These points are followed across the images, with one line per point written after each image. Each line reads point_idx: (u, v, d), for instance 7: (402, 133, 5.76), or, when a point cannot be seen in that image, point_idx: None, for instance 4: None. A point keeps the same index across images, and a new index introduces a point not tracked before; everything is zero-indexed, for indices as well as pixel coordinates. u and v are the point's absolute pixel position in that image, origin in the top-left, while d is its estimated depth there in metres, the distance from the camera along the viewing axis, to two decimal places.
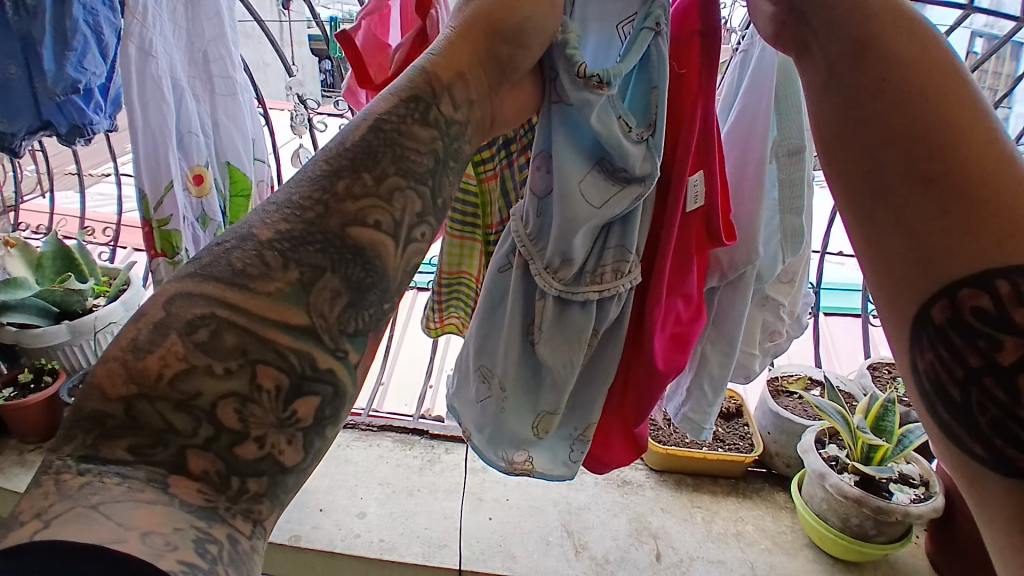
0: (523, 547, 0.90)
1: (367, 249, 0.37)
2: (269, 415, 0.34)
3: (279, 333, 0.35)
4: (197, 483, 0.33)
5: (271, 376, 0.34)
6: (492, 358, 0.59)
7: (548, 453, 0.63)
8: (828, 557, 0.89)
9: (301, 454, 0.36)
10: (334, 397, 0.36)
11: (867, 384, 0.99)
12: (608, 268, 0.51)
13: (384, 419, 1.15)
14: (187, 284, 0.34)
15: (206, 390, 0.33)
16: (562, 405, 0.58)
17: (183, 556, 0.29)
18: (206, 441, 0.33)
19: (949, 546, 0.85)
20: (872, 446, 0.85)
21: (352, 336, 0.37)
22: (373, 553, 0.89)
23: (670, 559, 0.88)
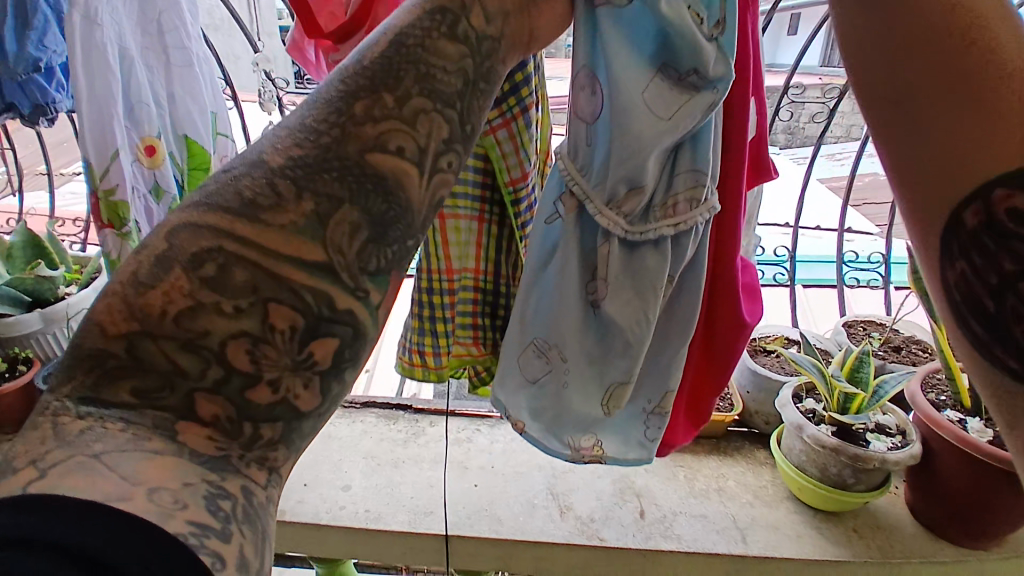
0: (508, 510, 0.91)
1: (388, 178, 0.37)
2: (284, 357, 0.35)
3: (292, 269, 0.35)
4: (208, 430, 0.34)
5: (284, 316, 0.35)
6: (546, 332, 0.58)
7: (618, 438, 0.66)
8: (810, 509, 0.90)
9: (317, 399, 0.37)
10: (353, 339, 0.37)
11: (842, 340, 1.01)
12: (682, 198, 0.52)
13: (367, 396, 1.15)
14: (193, 216, 0.34)
15: (214, 330, 0.34)
16: (634, 375, 0.58)
17: (190, 517, 0.31)
18: (216, 385, 0.34)
19: (928, 490, 0.84)
20: (848, 395, 0.86)
21: (373, 274, 0.37)
22: (359, 523, 0.89)
23: (654, 516, 0.90)
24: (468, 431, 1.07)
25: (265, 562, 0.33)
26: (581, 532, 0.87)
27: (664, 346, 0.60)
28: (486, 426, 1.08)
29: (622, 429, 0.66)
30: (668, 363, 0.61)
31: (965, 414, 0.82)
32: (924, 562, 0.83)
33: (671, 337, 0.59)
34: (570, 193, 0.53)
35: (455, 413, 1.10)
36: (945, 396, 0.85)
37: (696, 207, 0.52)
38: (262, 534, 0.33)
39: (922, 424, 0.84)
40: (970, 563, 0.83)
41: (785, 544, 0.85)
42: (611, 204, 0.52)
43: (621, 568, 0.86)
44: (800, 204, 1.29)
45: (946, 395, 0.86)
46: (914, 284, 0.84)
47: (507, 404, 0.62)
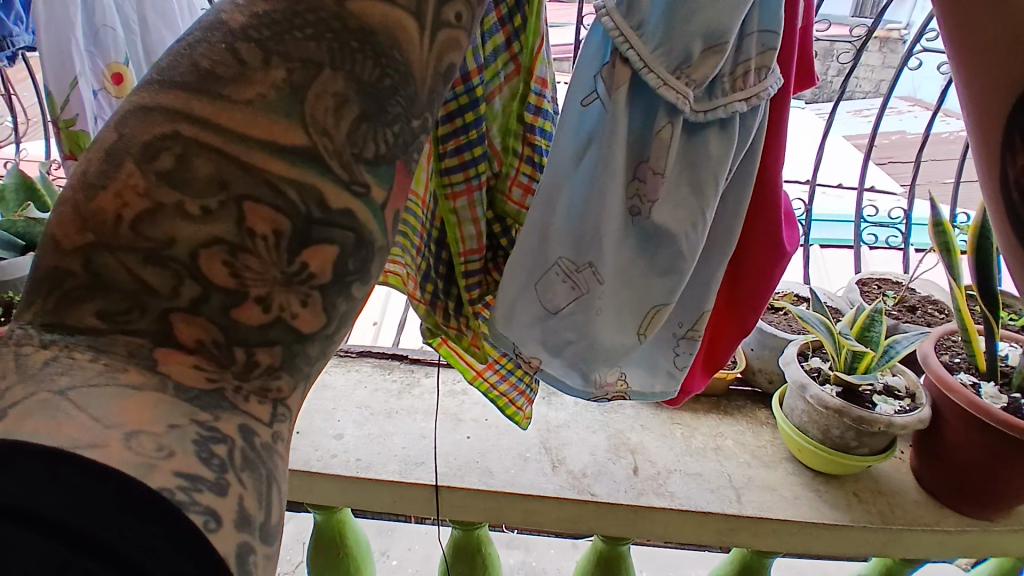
0: (499, 463, 0.90)
1: (379, 35, 0.31)
2: (272, 269, 0.31)
3: (267, 157, 0.30)
4: (193, 359, 0.31)
5: (265, 218, 0.30)
6: (573, 251, 0.59)
7: (642, 376, 0.68)
8: (809, 470, 0.88)
9: (321, 318, 0.33)
10: (356, 246, 0.32)
11: (855, 298, 0.96)
12: (753, 68, 0.52)
13: (363, 345, 1.14)
14: (145, 99, 0.29)
15: (182, 238, 0.30)
16: (675, 298, 0.60)
17: (178, 468, 0.28)
18: (194, 304, 0.31)
19: (932, 456, 0.82)
20: (856, 355, 0.81)
21: (372, 164, 0.32)
22: (350, 471, 0.88)
23: (648, 472, 0.88)
24: (463, 383, 1.05)
25: (273, 512, 0.31)
26: (573, 487, 0.86)
27: (709, 259, 0.61)
28: None
29: (651, 361, 0.68)
30: (707, 278, 0.62)
31: (979, 377, 0.78)
32: (924, 530, 0.80)
33: (721, 240, 0.60)
34: (623, 60, 0.52)
35: (450, 364, 1.09)
36: (960, 358, 0.82)
37: (765, 76, 0.52)
38: (267, 480, 0.31)
39: (932, 387, 0.80)
40: (975, 532, 0.81)
41: (781, 505, 0.83)
42: (679, 72, 0.52)
43: (611, 522, 0.85)
44: (818, 161, 1.21)
45: (960, 356, 0.82)
46: (936, 240, 0.79)
47: (520, 340, 0.63)
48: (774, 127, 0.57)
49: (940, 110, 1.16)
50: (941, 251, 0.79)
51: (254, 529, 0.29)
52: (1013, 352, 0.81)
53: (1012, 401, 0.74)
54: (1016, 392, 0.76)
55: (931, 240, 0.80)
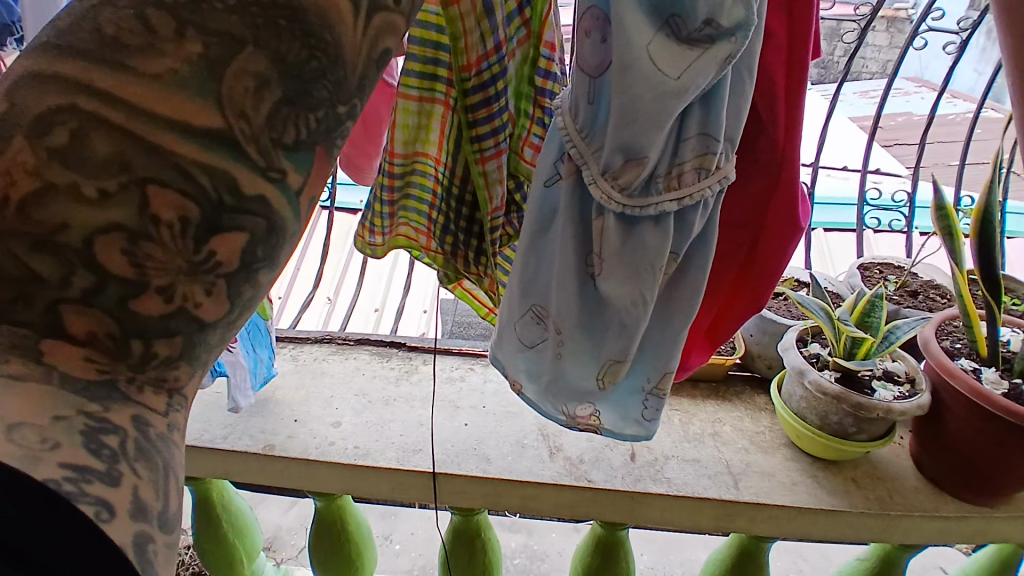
0: (497, 450, 0.90)
1: (310, 14, 0.30)
2: (177, 258, 0.34)
3: (175, 138, 0.32)
4: (85, 351, 0.36)
5: (171, 206, 0.33)
6: (545, 297, 0.59)
7: (617, 411, 0.64)
8: (806, 456, 0.88)
9: (225, 306, 0.36)
10: (267, 235, 0.34)
11: (856, 284, 0.94)
12: (689, 165, 0.49)
13: (361, 333, 1.14)
14: (44, 66, 0.31)
15: (74, 224, 0.33)
16: (628, 356, 0.57)
17: (65, 460, 0.32)
18: (86, 295, 0.34)
19: (934, 444, 0.81)
20: (856, 340, 0.80)
21: (291, 150, 0.33)
22: (347, 459, 0.88)
23: (645, 459, 0.88)
24: (460, 370, 1.05)
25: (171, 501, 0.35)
26: (570, 473, 0.86)
27: (662, 320, 0.57)
28: (480, 364, 1.07)
29: (622, 405, 0.64)
30: (671, 343, 0.57)
31: (980, 363, 0.77)
32: (924, 516, 0.80)
33: (671, 316, 0.56)
34: (568, 157, 0.52)
35: (448, 352, 1.09)
36: (960, 344, 0.81)
37: (705, 177, 0.49)
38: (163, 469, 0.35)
39: (932, 372, 0.78)
40: (975, 520, 0.81)
41: (777, 491, 0.83)
42: (609, 175, 0.50)
43: (610, 509, 0.85)
44: (822, 142, 1.18)
45: (961, 342, 0.81)
46: (939, 225, 0.78)
47: (507, 364, 0.64)
48: (789, 163, 0.52)
49: (945, 91, 1.13)
50: (944, 237, 0.78)
51: (153, 519, 0.33)
52: (1015, 338, 0.80)
53: (1014, 386, 0.73)
54: (1018, 378, 0.75)
55: (933, 224, 0.78)
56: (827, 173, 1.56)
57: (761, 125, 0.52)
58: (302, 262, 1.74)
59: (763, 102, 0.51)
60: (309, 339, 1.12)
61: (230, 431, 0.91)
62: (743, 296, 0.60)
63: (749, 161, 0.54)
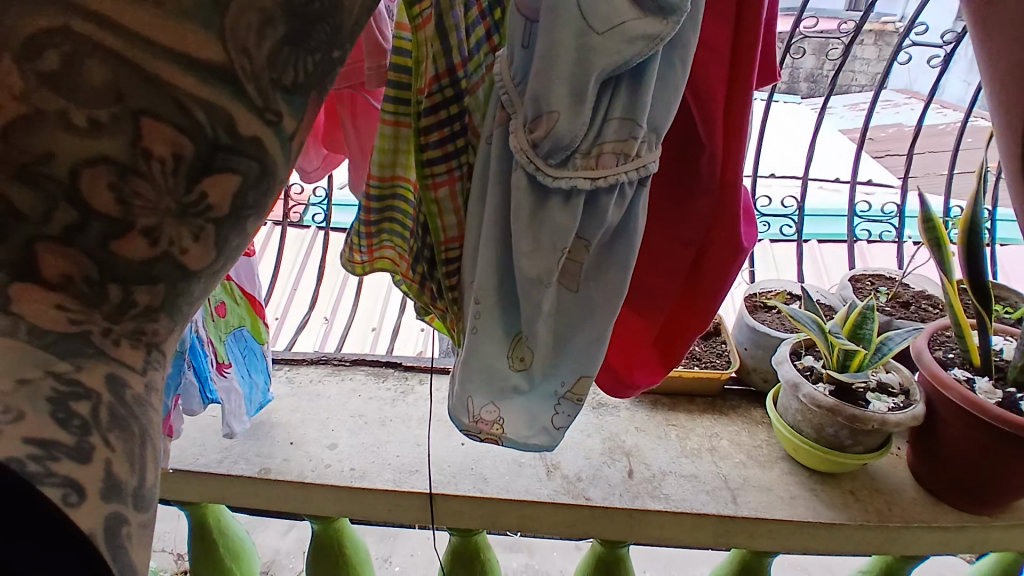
0: (494, 469, 0.90)
1: None
2: (170, 198, 0.34)
3: (175, 68, 0.31)
4: (54, 296, 0.34)
5: (166, 141, 0.33)
6: (468, 264, 0.56)
7: (523, 415, 0.61)
8: (805, 469, 0.87)
9: (210, 252, 0.36)
10: (260, 174, 0.36)
11: (848, 295, 0.95)
12: (608, 147, 0.48)
13: (356, 354, 1.14)
14: None
15: (61, 154, 0.32)
16: (535, 332, 0.56)
17: (28, 435, 0.29)
18: (65, 234, 0.33)
19: (930, 454, 0.81)
20: (848, 353, 0.80)
21: (289, 92, 0.35)
22: (344, 481, 0.88)
23: (642, 475, 0.87)
24: None
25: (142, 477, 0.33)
26: (567, 491, 0.85)
27: (583, 317, 0.56)
28: None
29: (532, 407, 0.61)
30: (597, 327, 0.55)
31: (973, 372, 0.77)
32: (923, 527, 0.80)
33: (591, 313, 0.55)
34: (502, 107, 0.49)
35: (444, 370, 1.08)
36: (953, 353, 0.81)
37: (623, 163, 0.48)
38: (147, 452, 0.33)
39: (927, 383, 0.79)
40: (972, 529, 0.80)
41: (776, 505, 0.83)
42: (534, 125, 0.47)
43: (609, 526, 0.85)
44: (811, 155, 1.19)
45: (954, 352, 0.81)
46: (926, 236, 0.78)
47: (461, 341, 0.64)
48: (728, 163, 0.53)
49: (931, 102, 1.14)
50: (932, 246, 0.78)
51: (127, 497, 0.31)
52: (1008, 346, 0.80)
53: (1008, 395, 0.73)
54: (1011, 387, 0.75)
55: (921, 235, 0.79)
56: (819, 185, 1.57)
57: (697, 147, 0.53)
58: (299, 285, 1.74)
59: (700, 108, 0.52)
60: (305, 360, 1.11)
61: (225, 455, 0.91)
62: (693, 300, 0.60)
63: (694, 184, 0.55)
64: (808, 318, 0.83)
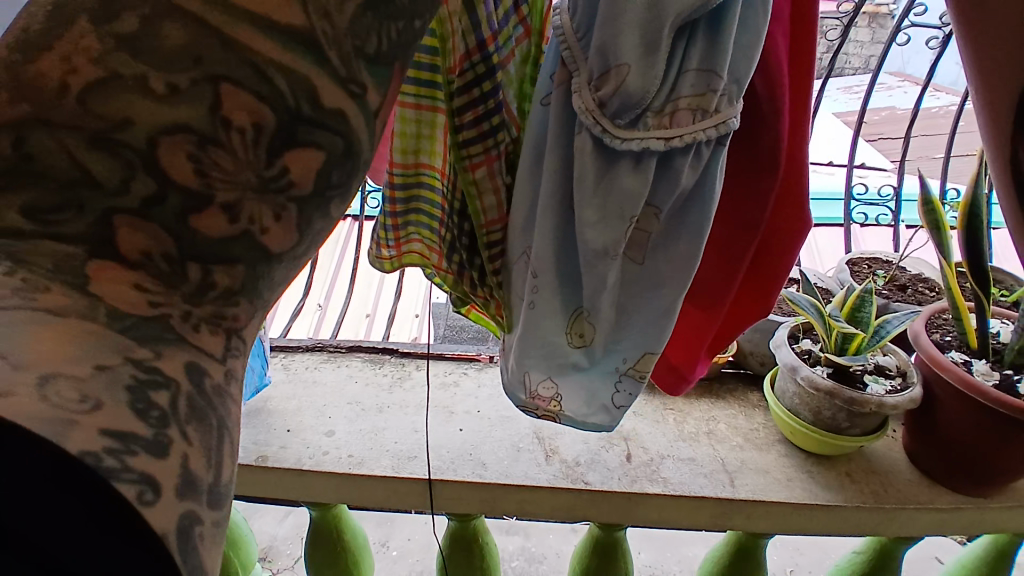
0: (492, 455, 0.90)
1: None
2: (250, 169, 0.34)
3: (258, 35, 0.31)
4: (133, 278, 0.33)
5: (245, 110, 0.32)
6: (523, 233, 0.58)
7: (585, 395, 0.65)
8: (801, 451, 0.88)
9: (289, 235, 0.37)
10: (341, 153, 0.36)
11: (845, 279, 0.95)
12: (686, 104, 0.48)
13: (352, 341, 1.13)
14: None
15: (140, 121, 0.32)
16: (599, 308, 0.58)
17: (103, 426, 0.27)
18: (146, 205, 0.33)
19: (928, 436, 0.81)
20: (847, 336, 0.80)
21: (372, 60, 0.35)
22: (341, 468, 0.87)
23: (640, 459, 0.88)
24: (454, 375, 1.05)
25: (221, 471, 0.32)
26: (566, 476, 0.86)
27: (650, 289, 0.57)
28: (473, 369, 1.06)
29: (592, 383, 0.64)
30: (665, 297, 0.56)
31: (970, 355, 0.78)
32: (919, 508, 0.81)
33: (660, 283, 0.56)
34: (563, 65, 0.51)
35: (441, 356, 1.08)
36: (951, 336, 0.81)
37: (701, 118, 0.48)
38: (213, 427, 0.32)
39: (924, 365, 0.79)
40: (969, 510, 0.81)
41: (774, 487, 0.83)
42: (596, 83, 0.49)
43: (607, 510, 0.85)
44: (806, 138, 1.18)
45: (952, 334, 0.81)
46: (926, 218, 0.78)
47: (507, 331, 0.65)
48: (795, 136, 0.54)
49: (929, 84, 1.12)
50: (931, 229, 0.78)
51: (201, 493, 0.30)
52: (1005, 329, 0.81)
53: (1005, 377, 0.74)
54: (1008, 368, 0.75)
55: (920, 218, 0.78)
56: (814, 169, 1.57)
57: (763, 125, 0.52)
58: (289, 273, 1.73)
59: (764, 80, 0.51)
60: (300, 348, 1.11)
61: None
62: (753, 288, 0.61)
63: (753, 165, 0.53)
64: (807, 302, 0.82)
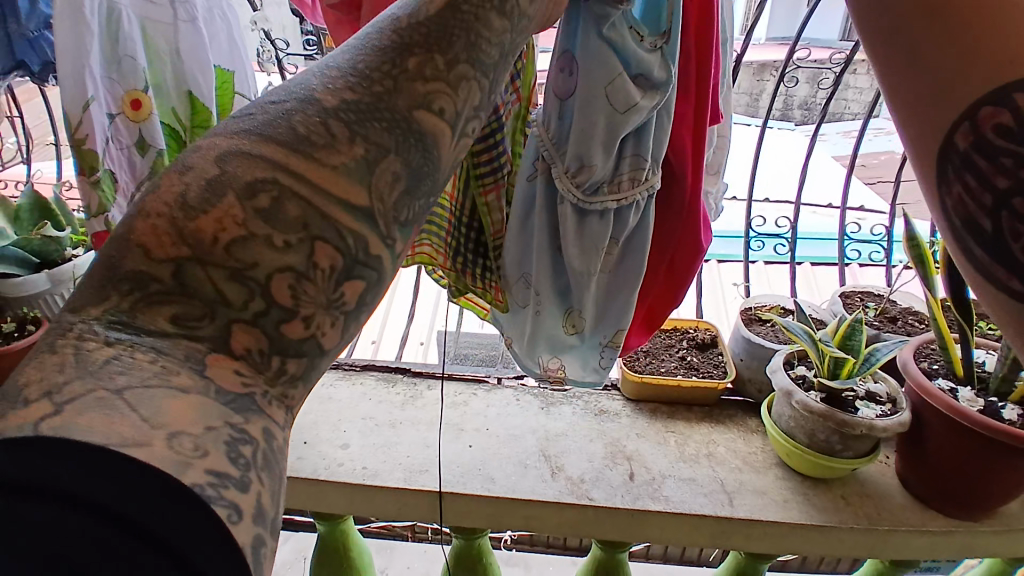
0: (501, 470, 0.93)
1: (428, 136, 0.35)
2: (321, 295, 0.31)
3: (338, 210, 0.32)
4: (236, 364, 0.30)
5: (328, 257, 0.31)
6: (519, 265, 0.68)
7: (577, 360, 0.75)
8: (797, 475, 0.91)
9: (340, 339, 0.33)
10: (377, 285, 0.34)
11: (838, 310, 1.00)
12: (626, 177, 0.61)
13: (366, 359, 1.18)
14: (243, 145, 0.31)
15: (262, 263, 0.30)
16: (585, 309, 0.69)
17: (210, 466, 0.25)
18: (254, 316, 0.30)
19: (919, 461, 0.85)
20: (838, 361, 0.85)
21: (404, 226, 0.35)
22: (355, 479, 0.91)
23: (643, 478, 0.91)
24: (464, 394, 1.09)
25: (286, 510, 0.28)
26: (571, 492, 0.89)
27: (614, 291, 0.68)
28: (483, 390, 1.10)
29: (583, 355, 0.75)
30: (625, 300, 0.68)
31: (957, 383, 0.82)
32: (911, 531, 0.84)
33: (619, 290, 0.68)
34: (542, 160, 0.63)
35: (452, 377, 1.13)
36: (938, 365, 0.86)
37: (637, 186, 0.61)
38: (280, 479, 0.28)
39: (912, 393, 0.83)
40: (959, 534, 0.85)
41: (771, 508, 0.86)
42: (570, 170, 0.61)
43: (609, 526, 0.88)
44: (802, 181, 1.24)
45: (938, 363, 0.86)
46: (911, 254, 0.84)
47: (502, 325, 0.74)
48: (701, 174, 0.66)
49: None
50: (916, 263, 0.84)
51: (269, 522, 0.26)
52: (989, 359, 0.85)
53: (990, 404, 0.78)
54: (993, 396, 0.80)
55: (905, 253, 0.84)
56: (812, 209, 1.64)
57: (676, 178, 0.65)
58: None
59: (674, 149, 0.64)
60: None
61: None
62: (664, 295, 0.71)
63: (668, 205, 0.66)
64: (799, 327, 0.87)
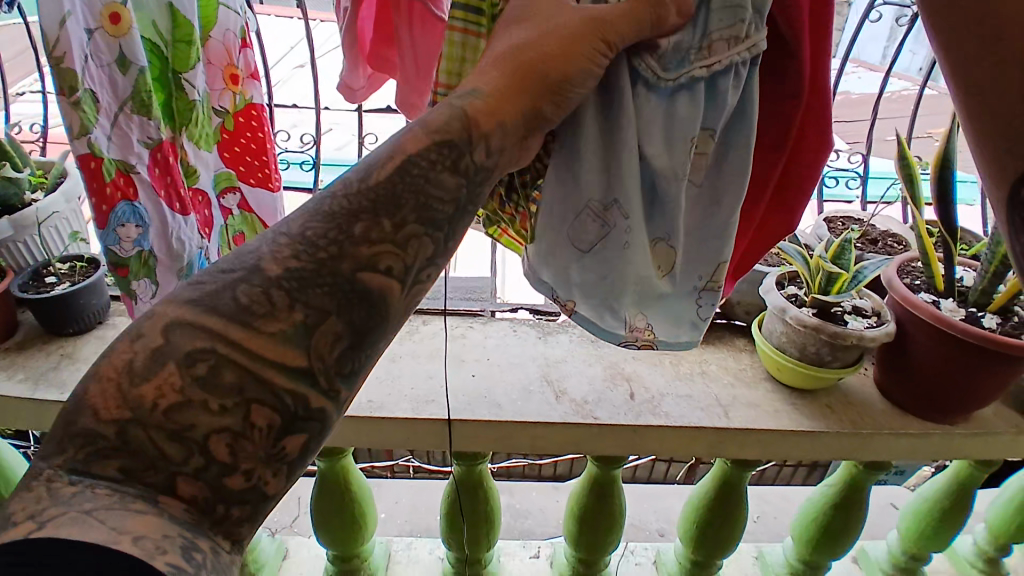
0: (506, 396, 0.95)
1: (376, 295, 0.43)
2: (260, 449, 0.40)
3: (280, 375, 0.40)
4: (184, 503, 0.38)
5: (264, 415, 0.40)
6: (603, 191, 0.58)
7: (667, 316, 0.67)
8: (786, 387, 0.97)
9: (284, 483, 0.42)
10: (320, 433, 0.42)
11: (822, 233, 1.04)
12: (721, 37, 0.53)
13: None
14: (187, 319, 0.39)
15: (200, 424, 0.38)
16: (676, 234, 0.61)
17: (168, 559, 0.35)
18: (196, 470, 0.38)
19: (899, 372, 0.91)
20: (830, 278, 0.88)
21: (347, 377, 0.43)
22: (362, 411, 0.91)
23: (643, 397, 0.95)
24: (462, 327, 1.11)
25: None
26: (577, 412, 0.92)
27: (710, 208, 0.61)
28: (479, 323, 1.12)
29: (675, 309, 0.67)
30: (722, 216, 0.61)
31: (937, 295, 0.88)
32: (891, 434, 0.91)
33: (717, 204, 0.60)
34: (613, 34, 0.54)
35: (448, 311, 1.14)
36: (919, 280, 0.91)
37: (736, 45, 0.53)
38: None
39: (896, 305, 0.89)
40: (935, 436, 0.92)
41: (763, 418, 0.92)
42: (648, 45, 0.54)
43: (614, 443, 0.93)
44: None
45: (920, 279, 0.91)
46: (901, 173, 0.87)
47: (563, 284, 0.64)
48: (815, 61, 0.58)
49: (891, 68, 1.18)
50: (905, 183, 0.87)
51: None
52: (967, 274, 0.91)
53: (969, 313, 0.84)
54: (972, 307, 0.86)
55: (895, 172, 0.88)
56: None
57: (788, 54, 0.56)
58: None
59: (784, 19, 0.54)
60: None
61: None
62: (783, 201, 0.65)
63: (779, 93, 0.58)
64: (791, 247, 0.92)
